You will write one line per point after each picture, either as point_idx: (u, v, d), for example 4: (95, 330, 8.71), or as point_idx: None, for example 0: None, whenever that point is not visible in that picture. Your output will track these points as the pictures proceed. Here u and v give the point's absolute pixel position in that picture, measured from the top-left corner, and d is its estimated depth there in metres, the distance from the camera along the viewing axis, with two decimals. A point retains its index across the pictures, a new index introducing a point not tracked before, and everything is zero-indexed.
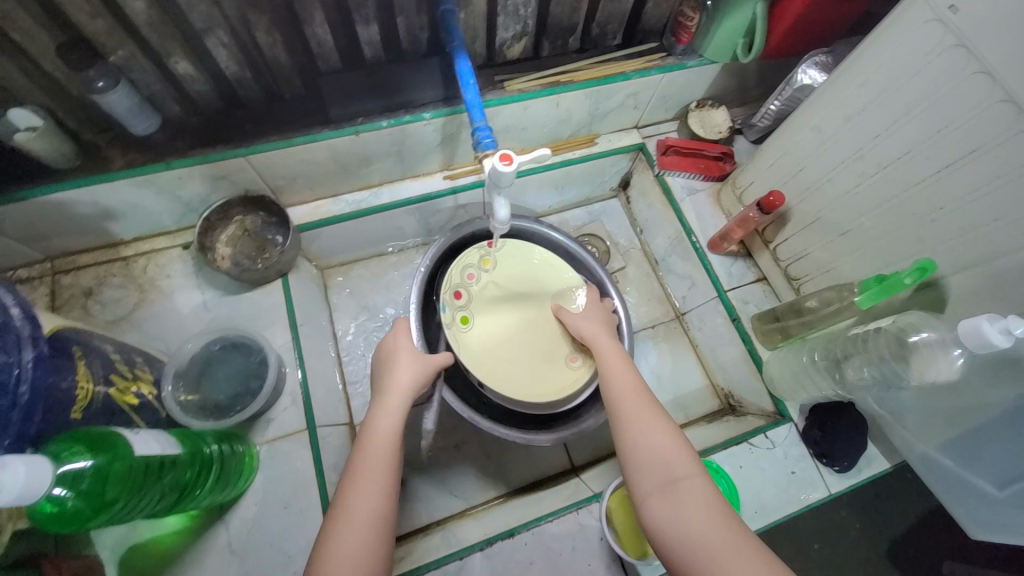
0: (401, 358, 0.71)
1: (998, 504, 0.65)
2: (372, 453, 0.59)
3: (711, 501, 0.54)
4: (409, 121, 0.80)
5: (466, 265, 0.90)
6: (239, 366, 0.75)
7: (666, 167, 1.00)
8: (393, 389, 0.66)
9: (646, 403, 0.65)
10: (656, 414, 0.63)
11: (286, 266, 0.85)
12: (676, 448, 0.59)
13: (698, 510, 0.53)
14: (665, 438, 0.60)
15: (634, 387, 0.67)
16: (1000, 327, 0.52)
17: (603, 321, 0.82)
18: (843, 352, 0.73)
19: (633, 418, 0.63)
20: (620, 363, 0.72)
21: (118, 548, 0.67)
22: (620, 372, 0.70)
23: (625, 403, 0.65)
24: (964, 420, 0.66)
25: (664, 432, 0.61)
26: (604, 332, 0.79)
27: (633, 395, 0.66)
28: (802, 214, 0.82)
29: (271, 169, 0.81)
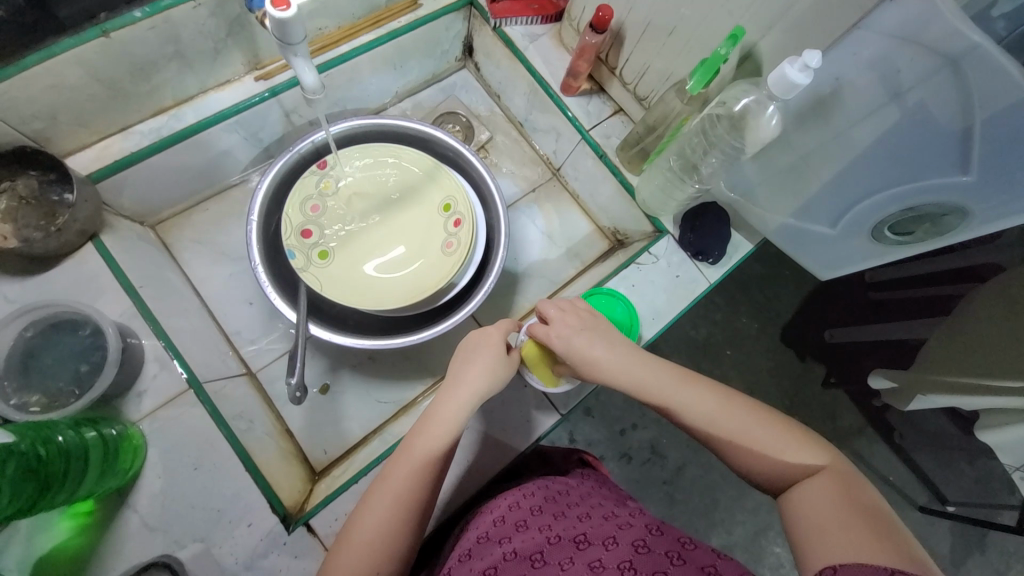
0: (479, 360, 0.65)
1: (834, 239, 0.78)
2: (422, 445, 0.58)
3: (841, 492, 0.49)
4: (169, 5, 0.65)
5: (305, 197, 0.84)
6: (72, 346, 0.64)
7: (500, 15, 0.93)
8: (462, 379, 0.63)
9: (745, 419, 0.56)
10: (758, 421, 0.56)
11: (92, 225, 0.71)
12: (796, 451, 0.53)
13: (832, 509, 0.47)
14: (781, 448, 0.54)
15: (721, 402, 0.58)
16: (799, 65, 0.55)
17: (609, 342, 0.63)
18: (697, 153, 0.77)
19: (732, 439, 0.55)
20: (680, 385, 0.59)
21: (24, 567, 0.59)
22: (693, 398, 0.58)
23: (720, 433, 0.56)
24: (797, 176, 0.75)
25: (786, 443, 0.54)
26: (625, 357, 0.62)
27: (726, 415, 0.56)
28: (634, 25, 0.81)
29: (13, 108, 0.63)
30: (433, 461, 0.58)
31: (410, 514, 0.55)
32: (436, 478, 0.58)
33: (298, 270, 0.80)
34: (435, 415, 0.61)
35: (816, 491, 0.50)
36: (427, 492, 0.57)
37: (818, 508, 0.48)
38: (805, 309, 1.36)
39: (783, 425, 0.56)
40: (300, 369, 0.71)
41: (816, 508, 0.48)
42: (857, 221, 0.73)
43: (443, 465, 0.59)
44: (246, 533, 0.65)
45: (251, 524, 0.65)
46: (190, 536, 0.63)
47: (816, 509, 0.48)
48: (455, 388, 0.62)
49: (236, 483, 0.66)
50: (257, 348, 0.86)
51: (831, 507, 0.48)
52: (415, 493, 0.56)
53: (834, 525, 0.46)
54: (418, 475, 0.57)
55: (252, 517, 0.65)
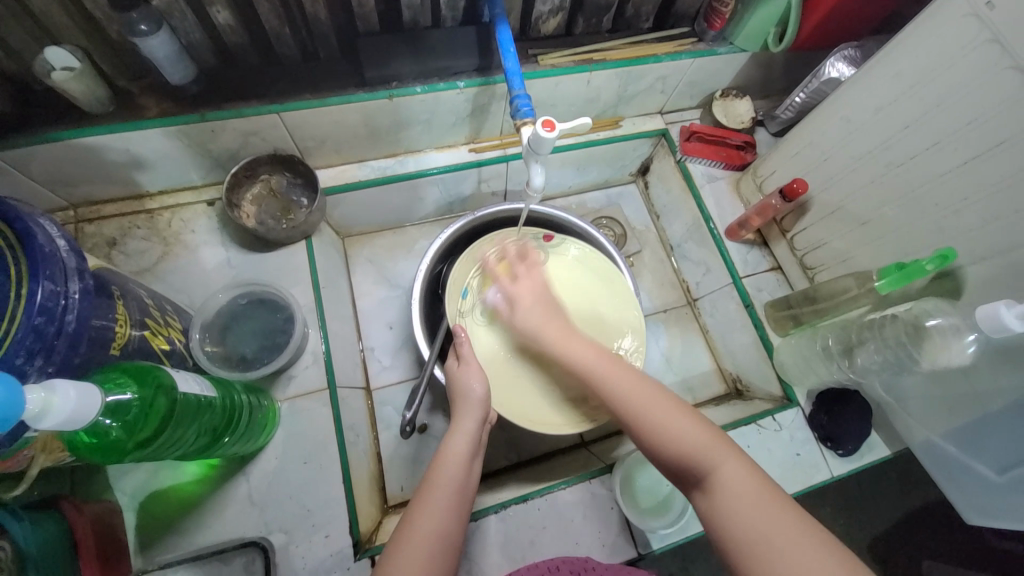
0: (465, 389, 0.69)
1: (997, 488, 0.70)
2: (444, 486, 0.59)
3: (757, 494, 0.48)
4: (443, 88, 0.80)
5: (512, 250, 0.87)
6: (263, 322, 0.77)
7: (688, 153, 1.01)
8: (459, 415, 0.67)
9: (656, 402, 0.57)
10: (671, 409, 0.56)
11: (311, 228, 0.85)
12: (709, 441, 0.52)
13: (749, 503, 0.48)
14: (685, 434, 0.53)
15: (638, 382, 0.60)
16: (1018, 312, 0.54)
17: (550, 311, 0.71)
18: (857, 338, 0.75)
19: (642, 416, 0.56)
20: (604, 366, 0.62)
21: (136, 495, 0.68)
22: (615, 377, 0.61)
23: (636, 411, 0.57)
24: (967, 408, 0.71)
25: (679, 420, 0.54)
26: (561, 329, 0.69)
27: (643, 396, 0.58)
28: (823, 204, 0.84)
29: (302, 129, 0.80)
30: (456, 497, 0.59)
31: (446, 548, 0.55)
32: (462, 512, 0.59)
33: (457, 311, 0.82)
34: (447, 441, 0.64)
35: (732, 488, 0.49)
36: (459, 524, 0.58)
37: (738, 502, 0.48)
38: (915, 525, 1.10)
39: (698, 414, 0.55)
40: (417, 405, 0.74)
41: (739, 503, 0.48)
42: None
43: (465, 500, 0.60)
44: (320, 543, 0.68)
45: (327, 536, 0.68)
46: (278, 524, 0.68)
47: (735, 505, 0.48)
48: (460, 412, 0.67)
49: (330, 490, 0.70)
50: (380, 369, 0.95)
51: (752, 503, 0.47)
52: (444, 526, 0.56)
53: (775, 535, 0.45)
54: (439, 509, 0.57)
55: (330, 530, 0.68)
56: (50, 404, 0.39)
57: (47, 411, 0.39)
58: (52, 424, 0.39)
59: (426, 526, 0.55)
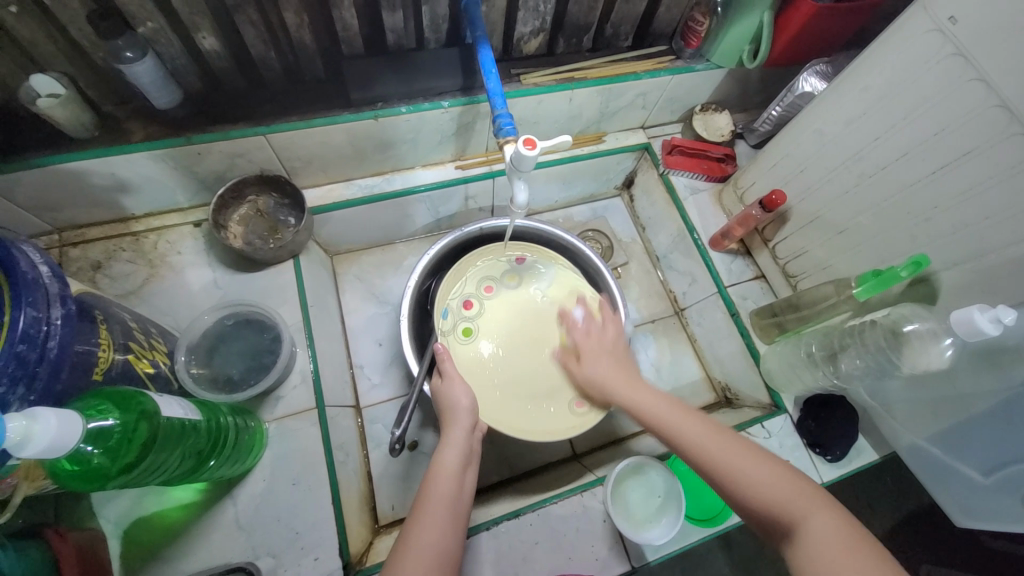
0: (456, 403, 0.69)
1: (982, 489, 0.71)
2: (438, 499, 0.59)
3: (845, 539, 0.46)
4: (428, 108, 0.82)
5: (486, 275, 0.88)
6: (250, 342, 0.77)
7: (670, 166, 1.03)
8: (450, 425, 0.68)
9: (723, 440, 0.57)
10: (749, 455, 0.55)
11: (299, 248, 0.85)
12: (802, 494, 0.50)
13: (839, 546, 0.45)
14: (762, 481, 0.52)
15: (709, 427, 0.59)
16: (990, 316, 0.56)
17: (623, 368, 0.73)
18: (840, 344, 0.77)
19: (712, 463, 0.56)
20: (675, 411, 0.63)
21: (122, 522, 0.67)
22: (687, 423, 0.61)
23: (715, 455, 0.56)
24: (950, 411, 0.72)
25: (750, 464, 0.54)
26: (631, 383, 0.70)
27: (710, 439, 0.58)
28: (802, 213, 0.86)
29: (288, 150, 0.81)
30: (451, 510, 0.58)
31: (444, 559, 0.55)
32: (460, 524, 0.59)
33: (439, 331, 0.83)
34: (442, 451, 0.64)
35: (822, 534, 0.46)
36: (456, 539, 0.57)
37: (830, 551, 0.45)
38: (911, 533, 1.10)
39: (772, 457, 0.54)
40: (406, 422, 0.74)
41: (842, 563, 0.44)
42: (1015, 480, 0.66)
43: (461, 511, 0.60)
44: (309, 567, 0.66)
45: (317, 560, 0.67)
46: (265, 549, 0.67)
47: (834, 563, 0.44)
48: (453, 422, 0.67)
49: (319, 513, 0.69)
50: (370, 386, 0.95)
51: (845, 551, 0.45)
52: (440, 541, 0.56)
53: None
54: (438, 524, 0.57)
55: (320, 553, 0.67)
56: (32, 432, 0.39)
57: (30, 438, 0.39)
58: (33, 452, 0.39)
59: (425, 538, 0.55)
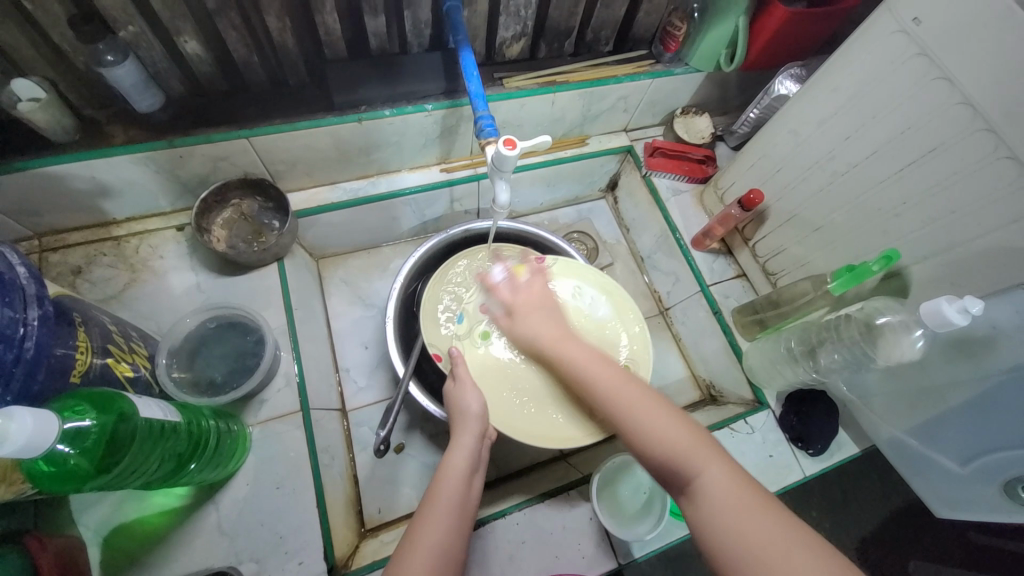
0: (468, 410, 0.69)
1: (959, 479, 0.73)
2: (445, 500, 0.59)
3: (740, 495, 0.48)
4: (411, 111, 0.82)
5: (503, 279, 0.85)
6: (234, 345, 0.77)
7: (652, 168, 1.05)
8: (461, 429, 0.67)
9: (641, 396, 0.59)
10: (653, 407, 0.57)
11: (283, 251, 0.85)
12: (700, 443, 0.53)
13: (733, 501, 0.48)
14: (669, 432, 0.54)
15: (622, 379, 0.61)
16: (958, 306, 0.57)
17: (553, 319, 0.71)
18: (818, 338, 0.78)
19: (629, 418, 0.57)
20: (600, 363, 0.64)
21: (101, 530, 0.66)
22: (604, 376, 0.62)
23: (626, 408, 0.58)
24: (925, 402, 0.73)
25: (660, 417, 0.56)
26: (557, 332, 0.69)
27: (628, 391, 0.59)
28: (779, 212, 0.88)
29: (272, 153, 0.81)
30: (458, 513, 0.58)
31: (450, 558, 0.55)
32: (464, 526, 0.59)
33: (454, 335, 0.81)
34: (451, 453, 0.65)
35: (718, 489, 0.49)
36: (461, 540, 0.57)
37: (722, 505, 0.48)
38: (896, 527, 1.11)
39: (681, 414, 0.56)
40: (392, 423, 0.74)
41: (722, 509, 0.48)
42: (989, 467, 0.68)
43: (467, 512, 0.60)
44: (293, 571, 0.66)
45: (301, 564, 0.66)
46: (249, 553, 0.66)
47: (716, 511, 0.48)
48: (464, 424, 0.67)
49: (304, 516, 0.69)
50: (356, 389, 0.95)
51: (737, 507, 0.47)
52: (446, 540, 0.56)
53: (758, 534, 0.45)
54: (443, 526, 0.56)
55: (305, 557, 0.67)
56: (5, 431, 0.38)
57: (4, 437, 0.38)
58: (6, 453, 0.38)
59: (429, 539, 0.55)
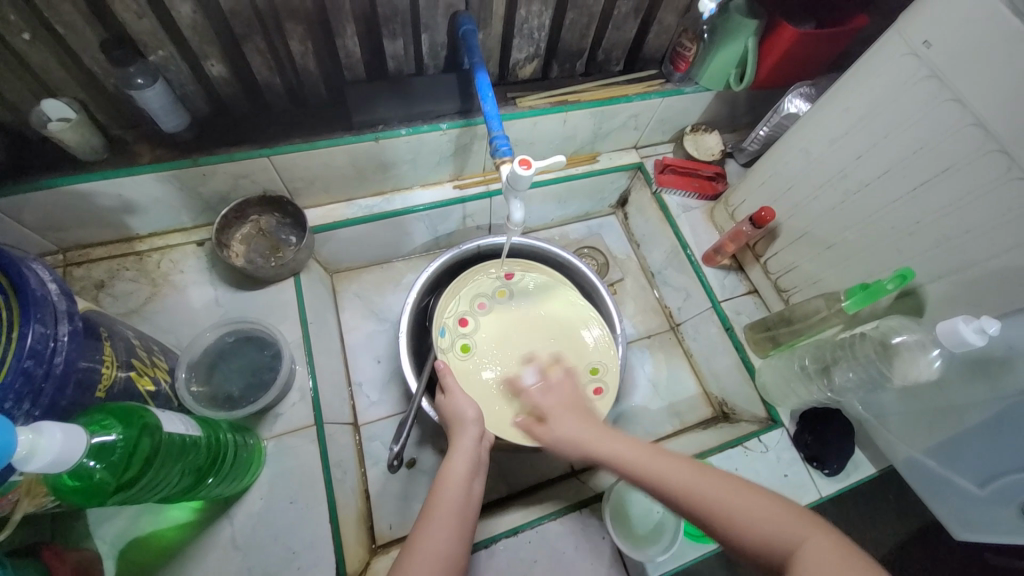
0: (466, 415, 0.70)
1: (978, 501, 0.72)
2: (445, 506, 0.59)
3: (848, 565, 0.43)
4: (426, 130, 0.84)
5: (480, 292, 0.90)
6: (251, 359, 0.78)
7: (663, 185, 1.06)
8: (459, 435, 0.68)
9: (706, 476, 0.54)
10: (731, 485, 0.52)
11: (299, 266, 0.86)
12: (791, 517, 0.48)
13: (842, 569, 0.43)
14: (750, 512, 0.49)
15: (683, 464, 0.56)
16: (975, 327, 0.57)
17: (590, 421, 0.68)
18: (832, 357, 0.78)
19: (700, 501, 0.52)
20: (646, 451, 0.59)
21: (117, 542, 0.66)
22: (661, 467, 0.56)
23: (698, 492, 0.52)
24: (943, 423, 0.73)
25: (734, 496, 0.51)
26: (599, 432, 0.65)
27: (691, 475, 0.54)
28: (791, 229, 0.88)
29: (291, 171, 0.83)
30: (459, 517, 0.58)
31: (450, 562, 0.55)
32: (467, 530, 0.58)
33: (438, 349, 0.84)
34: (450, 459, 0.65)
35: (824, 560, 0.43)
36: (462, 546, 0.57)
37: None
38: (916, 551, 1.08)
39: (756, 488, 0.52)
40: (405, 438, 0.74)
41: None
42: (1010, 489, 0.67)
43: (470, 516, 0.60)
44: None
45: None
46: (262, 568, 0.66)
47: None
48: (461, 430, 0.68)
49: (317, 531, 0.69)
50: (368, 403, 0.95)
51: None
52: (446, 546, 0.55)
53: None
54: (443, 531, 0.56)
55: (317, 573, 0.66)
56: (37, 446, 0.39)
57: (35, 452, 0.39)
58: (36, 467, 0.39)
59: (430, 542, 0.55)
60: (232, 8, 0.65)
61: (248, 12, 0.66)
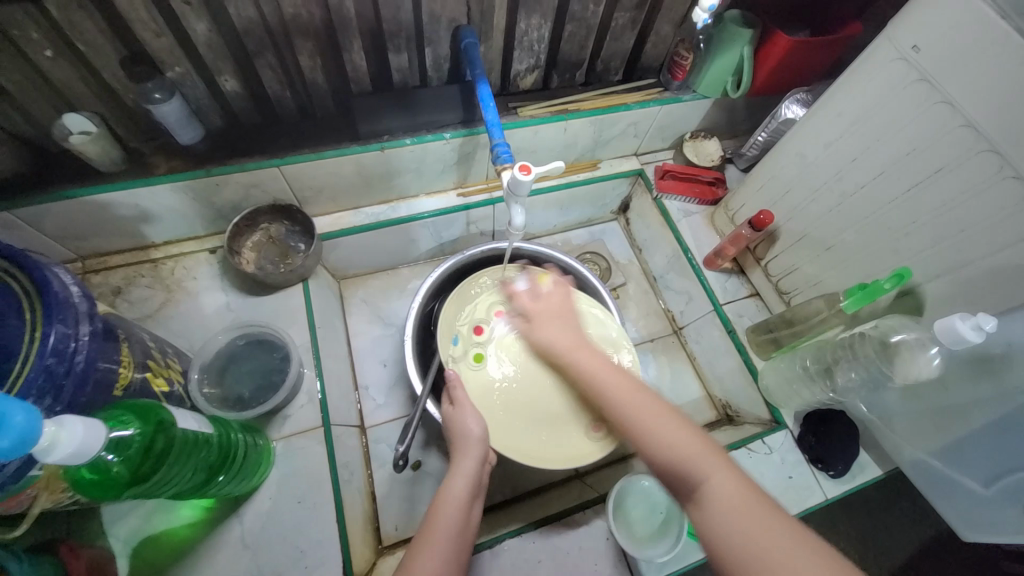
0: (470, 435, 0.70)
1: (986, 501, 0.71)
2: (443, 527, 0.59)
3: (743, 499, 0.48)
4: (430, 139, 0.87)
5: (494, 301, 0.88)
6: (260, 362, 0.80)
7: (663, 190, 1.07)
8: (460, 456, 0.68)
9: (644, 404, 0.59)
10: (659, 412, 0.58)
11: (308, 272, 0.89)
12: (702, 449, 0.53)
13: (739, 500, 0.48)
14: (673, 439, 0.55)
15: (628, 391, 0.62)
16: (972, 323, 0.58)
17: (572, 329, 0.73)
18: (833, 357, 0.78)
19: (635, 424, 0.58)
20: (605, 371, 0.65)
21: (130, 541, 0.68)
22: (614, 388, 0.63)
23: (631, 416, 0.59)
24: (946, 422, 0.72)
25: (662, 423, 0.57)
26: (573, 343, 0.71)
27: (632, 399, 0.60)
28: (790, 232, 0.89)
29: (300, 180, 0.86)
30: (455, 540, 0.59)
31: None
32: (461, 551, 0.59)
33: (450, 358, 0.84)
34: (450, 479, 0.65)
35: (722, 488, 0.49)
36: (456, 567, 0.58)
37: (729, 509, 0.48)
38: (930, 557, 1.06)
39: (682, 420, 0.57)
40: (410, 439, 0.75)
41: (729, 513, 0.48)
42: (1017, 487, 0.66)
43: (467, 538, 0.61)
44: None
45: None
46: (271, 567, 0.68)
47: (720, 513, 0.48)
48: (464, 451, 0.68)
49: (324, 530, 0.70)
50: (374, 407, 0.97)
51: (742, 510, 0.47)
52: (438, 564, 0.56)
53: (760, 534, 0.45)
54: (439, 551, 0.57)
55: (324, 572, 0.68)
56: (58, 438, 0.41)
57: (56, 444, 0.41)
58: (56, 458, 0.41)
59: (425, 564, 0.55)
60: (245, 26, 0.68)
61: (260, 30, 0.70)
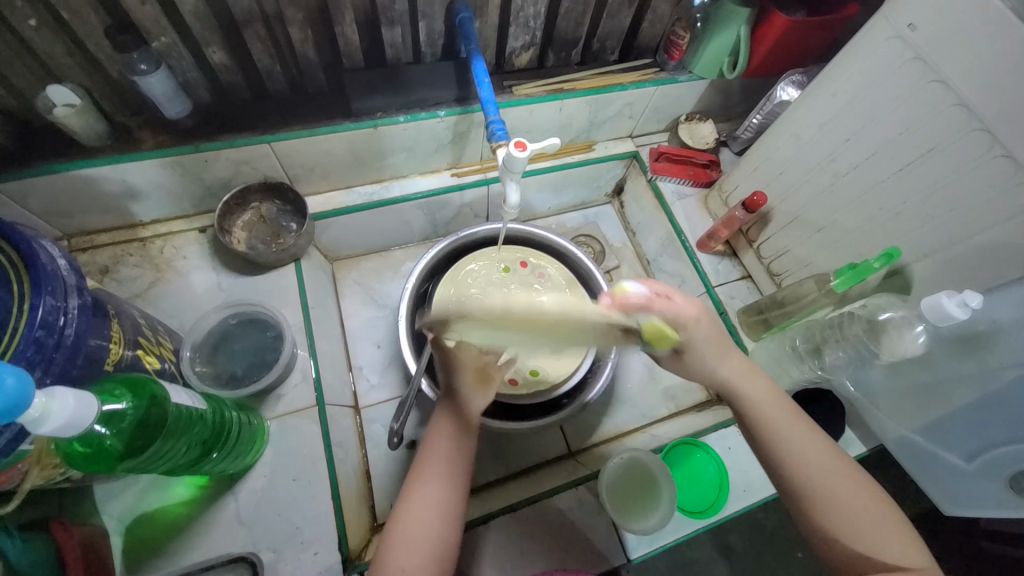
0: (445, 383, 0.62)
1: (966, 475, 0.73)
2: (427, 472, 0.57)
3: None
4: (424, 117, 0.86)
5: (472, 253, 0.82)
6: (253, 341, 0.80)
7: (658, 172, 1.08)
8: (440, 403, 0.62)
9: (843, 479, 0.52)
10: (853, 483, 0.53)
11: (300, 251, 0.88)
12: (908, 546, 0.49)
13: None
14: (869, 528, 0.50)
15: (830, 457, 0.54)
16: (958, 301, 0.59)
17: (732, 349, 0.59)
18: (822, 337, 0.79)
19: (821, 498, 0.52)
20: (787, 419, 0.56)
21: (124, 519, 0.68)
22: (808, 449, 0.54)
23: (820, 486, 0.52)
24: (929, 399, 0.74)
25: (869, 509, 0.51)
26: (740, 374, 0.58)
27: (822, 465, 0.53)
28: (783, 213, 0.89)
29: (291, 158, 0.85)
30: (444, 482, 0.56)
31: (441, 526, 0.55)
32: (456, 490, 0.57)
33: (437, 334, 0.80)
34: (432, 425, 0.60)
35: None
36: (452, 508, 0.56)
37: None
38: None
39: (889, 507, 0.52)
40: (405, 417, 0.76)
41: None
42: (997, 462, 0.68)
43: (458, 478, 0.58)
44: (308, 561, 0.67)
45: (316, 554, 0.68)
46: (267, 543, 0.68)
47: None
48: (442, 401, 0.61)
49: (319, 507, 0.71)
50: (368, 388, 0.97)
51: None
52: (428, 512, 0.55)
53: None
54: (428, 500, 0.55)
55: (320, 547, 0.68)
56: (50, 409, 0.41)
57: (48, 414, 0.41)
58: (48, 429, 0.41)
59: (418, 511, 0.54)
60: None
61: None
